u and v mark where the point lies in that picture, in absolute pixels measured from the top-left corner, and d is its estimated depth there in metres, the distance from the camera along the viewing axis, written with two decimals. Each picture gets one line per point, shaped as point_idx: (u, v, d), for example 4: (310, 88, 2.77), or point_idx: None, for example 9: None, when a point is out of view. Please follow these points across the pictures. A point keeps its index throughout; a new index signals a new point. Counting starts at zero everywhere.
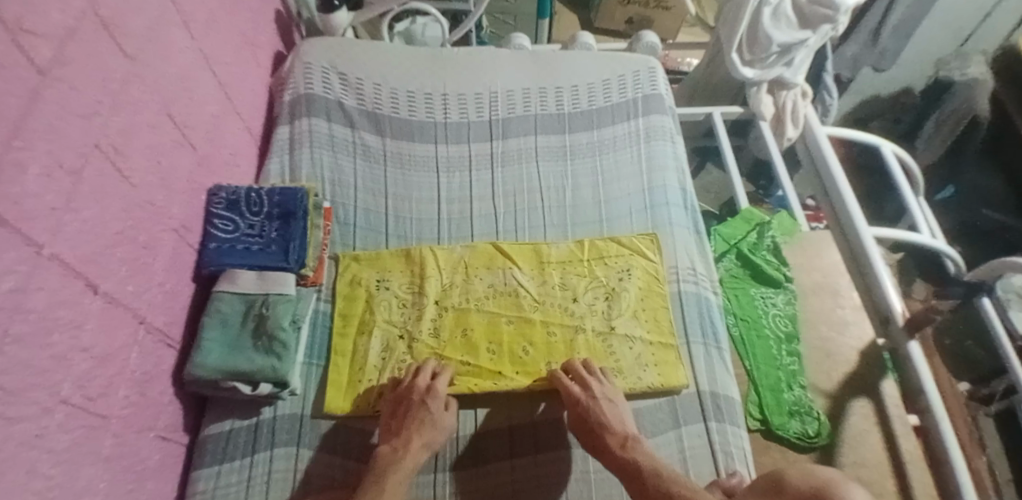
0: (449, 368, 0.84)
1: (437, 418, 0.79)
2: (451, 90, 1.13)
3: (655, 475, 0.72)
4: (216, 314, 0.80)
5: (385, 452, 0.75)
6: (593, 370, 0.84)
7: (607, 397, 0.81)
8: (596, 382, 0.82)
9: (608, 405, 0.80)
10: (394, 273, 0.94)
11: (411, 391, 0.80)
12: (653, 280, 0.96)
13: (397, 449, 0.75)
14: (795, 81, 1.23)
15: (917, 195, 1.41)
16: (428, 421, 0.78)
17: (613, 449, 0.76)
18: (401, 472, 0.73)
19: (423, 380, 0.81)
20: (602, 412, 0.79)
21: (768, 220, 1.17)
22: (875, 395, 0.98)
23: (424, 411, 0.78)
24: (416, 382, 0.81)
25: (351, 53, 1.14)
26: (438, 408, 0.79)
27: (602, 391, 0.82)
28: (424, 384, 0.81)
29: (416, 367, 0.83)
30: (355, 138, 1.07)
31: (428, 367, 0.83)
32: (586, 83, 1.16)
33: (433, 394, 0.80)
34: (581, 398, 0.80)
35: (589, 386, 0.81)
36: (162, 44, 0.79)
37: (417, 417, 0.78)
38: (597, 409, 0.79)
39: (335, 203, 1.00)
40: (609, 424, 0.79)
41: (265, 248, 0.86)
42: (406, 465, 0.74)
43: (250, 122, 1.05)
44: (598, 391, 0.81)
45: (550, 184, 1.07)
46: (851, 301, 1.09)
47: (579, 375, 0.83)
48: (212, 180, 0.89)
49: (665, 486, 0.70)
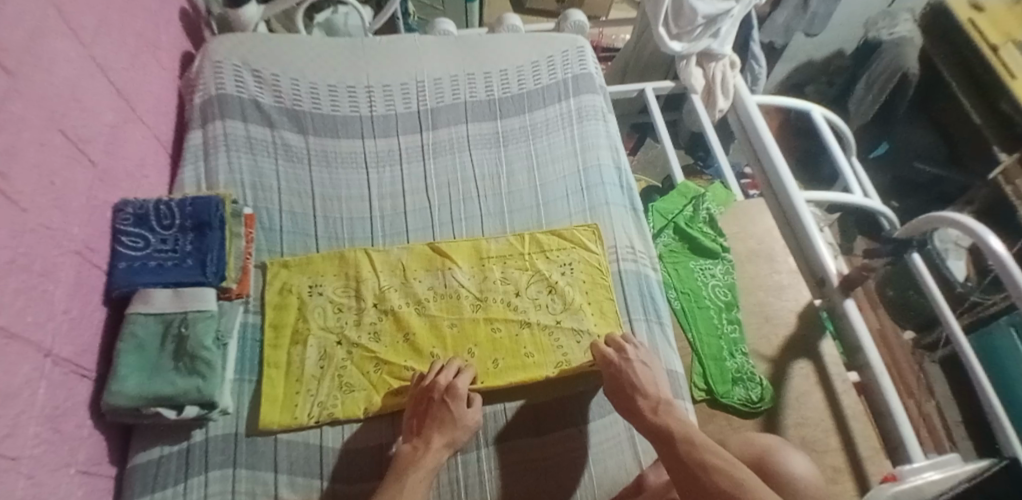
0: (472, 366, 0.83)
1: (460, 416, 0.78)
2: (375, 82, 1.09)
3: (689, 447, 0.70)
4: (131, 337, 0.76)
5: (405, 453, 0.75)
6: (630, 338, 0.85)
7: (643, 363, 0.82)
8: (631, 351, 0.83)
9: (642, 368, 0.82)
10: (327, 278, 0.90)
11: (433, 390, 0.79)
12: (593, 266, 0.95)
13: (418, 449, 0.75)
14: (723, 52, 1.25)
15: (849, 156, 1.44)
16: (449, 420, 0.77)
17: (648, 417, 0.77)
18: (422, 471, 0.73)
19: (445, 378, 0.80)
20: (634, 375, 0.80)
21: (703, 192, 1.17)
22: (815, 355, 1.00)
23: (447, 411, 0.77)
24: (438, 379, 0.80)
25: (264, 49, 1.08)
26: (461, 407, 0.78)
27: (640, 356, 0.83)
28: (446, 382, 0.80)
29: (438, 365, 0.82)
30: (275, 138, 1.02)
31: (451, 366, 0.82)
32: (516, 66, 1.14)
33: (454, 392, 0.78)
34: (615, 360, 0.82)
35: (623, 350, 0.83)
36: (45, 53, 0.73)
37: (438, 415, 0.77)
38: (629, 372, 0.80)
39: (258, 208, 0.96)
40: (646, 388, 0.80)
41: (180, 262, 0.82)
42: (428, 464, 0.73)
43: (159, 130, 0.99)
44: (631, 355, 0.82)
45: (485, 172, 1.04)
46: (786, 266, 1.11)
47: (615, 342, 0.84)
48: (117, 195, 0.84)
49: (695, 453, 0.69)
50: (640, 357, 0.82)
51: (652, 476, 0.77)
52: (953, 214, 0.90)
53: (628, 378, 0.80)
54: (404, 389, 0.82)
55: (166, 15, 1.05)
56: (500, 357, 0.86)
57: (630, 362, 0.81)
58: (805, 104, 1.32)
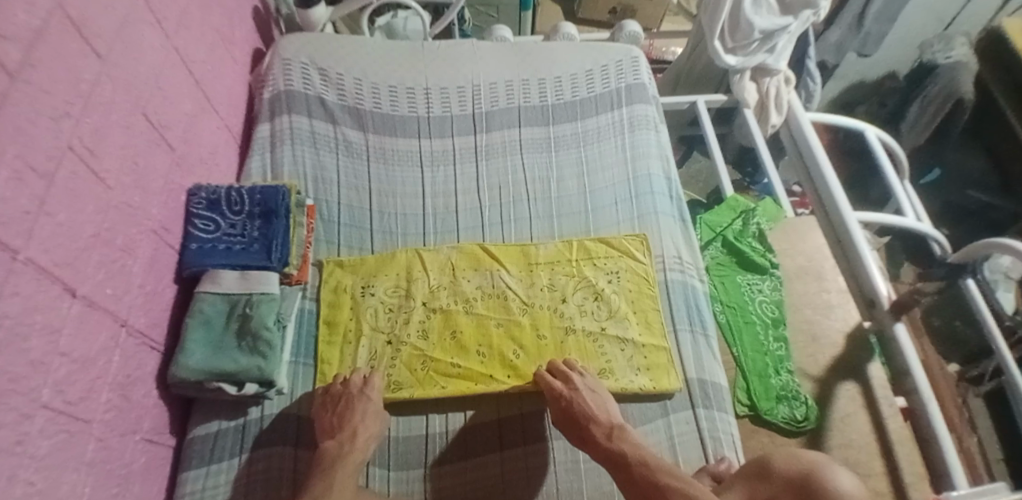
0: (378, 371, 0.84)
1: (376, 411, 0.79)
2: (434, 84, 1.12)
3: (644, 465, 0.70)
4: (199, 314, 0.80)
5: (330, 449, 0.74)
6: (573, 365, 0.84)
7: (592, 393, 0.81)
8: (579, 379, 0.81)
9: (590, 395, 0.80)
10: (380, 278, 0.92)
11: (348, 387, 0.80)
12: (640, 278, 0.96)
13: (343, 444, 0.74)
14: (779, 67, 1.23)
15: (901, 179, 1.41)
16: (368, 412, 0.78)
17: (602, 442, 0.75)
18: (350, 465, 0.73)
19: (358, 376, 0.82)
20: (585, 405, 0.78)
21: (753, 207, 1.17)
22: (862, 378, 0.99)
23: (365, 401, 0.79)
24: (351, 379, 0.81)
25: (331, 49, 1.12)
26: (374, 401, 0.79)
27: (587, 385, 0.81)
28: (361, 379, 0.81)
29: (343, 375, 0.83)
30: (337, 134, 1.06)
31: (360, 369, 0.83)
32: (570, 74, 1.16)
33: (367, 389, 0.80)
34: (563, 393, 0.80)
35: (570, 380, 0.81)
36: (135, 42, 0.78)
37: (358, 408, 0.77)
38: (579, 401, 0.79)
39: (318, 201, 0.99)
40: (587, 415, 0.78)
41: (247, 247, 0.85)
42: (356, 458, 0.73)
43: (230, 121, 1.04)
44: (580, 385, 0.80)
45: (535, 176, 1.06)
46: (836, 286, 1.09)
47: (561, 371, 0.83)
48: (191, 180, 0.89)
49: (651, 475, 0.69)
50: (588, 386, 0.81)
51: None
52: (1005, 241, 0.88)
53: (580, 408, 0.78)
54: (448, 386, 0.84)
55: (241, 12, 1.11)
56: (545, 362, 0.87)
57: (569, 395, 0.79)
58: (859, 124, 1.31)
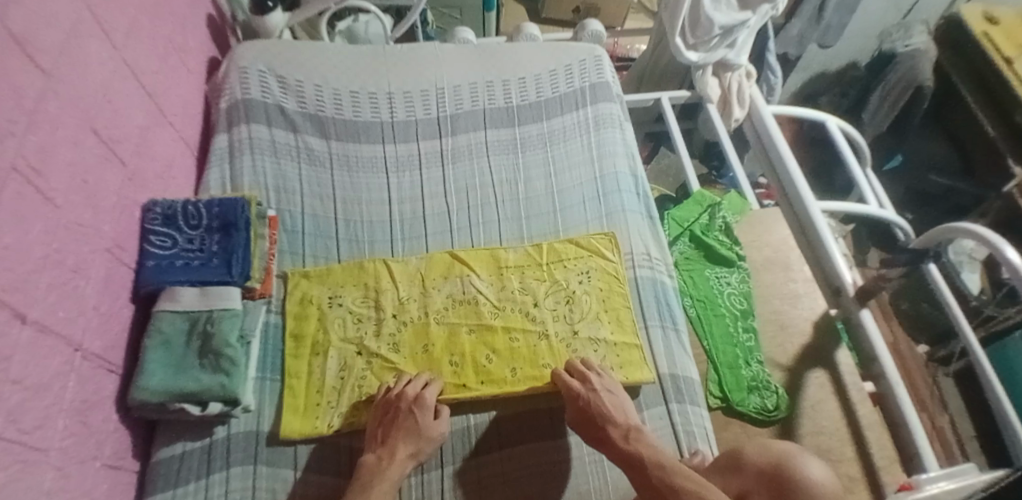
0: (439, 378, 0.83)
1: (425, 426, 0.78)
2: (397, 89, 1.11)
3: (659, 471, 0.70)
4: (158, 334, 0.77)
5: (369, 462, 0.75)
6: (591, 365, 0.84)
7: (611, 395, 0.81)
8: (595, 380, 0.81)
9: (608, 396, 0.80)
10: (347, 289, 0.90)
11: (400, 399, 0.78)
12: (612, 279, 0.95)
13: (382, 459, 0.75)
14: (739, 62, 1.26)
15: (865, 167, 1.44)
16: (415, 430, 0.77)
17: (617, 443, 0.76)
18: (386, 482, 0.73)
19: (412, 388, 0.80)
20: (603, 406, 0.78)
21: (720, 200, 1.18)
22: (830, 364, 1.01)
23: (413, 420, 0.77)
24: (405, 390, 0.79)
25: (288, 55, 1.10)
26: (426, 418, 0.78)
27: (605, 386, 0.81)
28: (412, 393, 0.79)
29: (405, 378, 0.82)
30: (298, 142, 1.04)
31: (418, 379, 0.82)
32: (534, 75, 1.15)
33: (421, 403, 0.79)
34: (582, 393, 0.79)
35: (587, 380, 0.81)
36: (81, 56, 0.75)
37: (404, 425, 0.76)
38: (596, 402, 0.79)
39: (281, 211, 0.97)
40: (604, 417, 0.78)
41: (206, 262, 0.83)
42: (392, 476, 0.73)
43: (186, 133, 1.01)
44: (597, 385, 0.80)
45: (503, 178, 1.06)
46: (802, 275, 1.11)
47: (578, 370, 0.83)
48: (146, 195, 0.86)
49: (670, 479, 0.69)
50: (602, 386, 0.81)
51: None
52: (970, 225, 0.89)
53: (601, 410, 0.78)
54: None
55: (194, 21, 1.08)
56: (518, 366, 0.86)
57: (577, 395, 0.79)
58: (821, 115, 1.33)
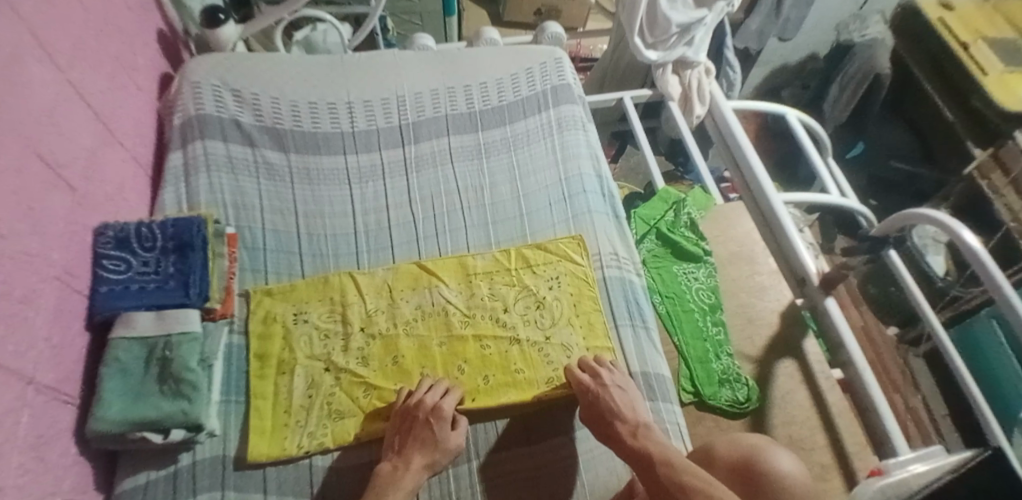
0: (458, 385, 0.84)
1: (443, 437, 0.77)
2: (356, 98, 1.10)
3: (664, 463, 0.70)
4: (114, 362, 0.74)
5: (384, 471, 0.74)
6: (602, 362, 0.85)
7: (622, 392, 0.82)
8: (604, 375, 0.83)
9: (618, 392, 0.81)
10: (312, 304, 0.89)
11: (417, 409, 0.78)
12: (581, 282, 0.96)
13: (397, 469, 0.75)
14: (698, 59, 1.27)
15: (825, 157, 1.47)
16: (431, 441, 0.77)
17: (625, 438, 0.77)
18: (400, 492, 0.72)
19: (430, 398, 0.79)
20: (612, 402, 0.80)
21: (684, 197, 1.19)
22: (799, 354, 1.02)
23: (430, 430, 0.77)
24: (424, 399, 0.79)
25: (242, 69, 1.08)
26: (444, 429, 0.78)
27: (616, 383, 0.83)
28: (431, 402, 0.79)
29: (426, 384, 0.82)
30: (256, 157, 1.02)
31: (438, 386, 0.82)
32: (495, 79, 1.15)
33: (439, 413, 0.78)
34: (590, 387, 0.81)
35: (598, 376, 0.83)
36: (23, 79, 0.72)
37: (421, 436, 0.76)
38: (606, 397, 0.80)
39: (241, 228, 0.95)
40: (614, 413, 0.79)
41: (163, 285, 0.81)
42: (408, 485, 0.73)
43: (138, 152, 0.98)
44: (607, 380, 0.82)
45: (468, 184, 1.05)
46: (767, 268, 1.12)
47: (589, 366, 0.84)
48: (97, 220, 0.83)
49: (677, 478, 0.68)
50: (612, 383, 0.82)
51: None
52: (928, 210, 0.90)
53: (610, 405, 0.80)
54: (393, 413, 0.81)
55: (144, 36, 1.05)
56: (490, 375, 0.86)
57: (592, 393, 0.81)
58: (780, 108, 1.36)
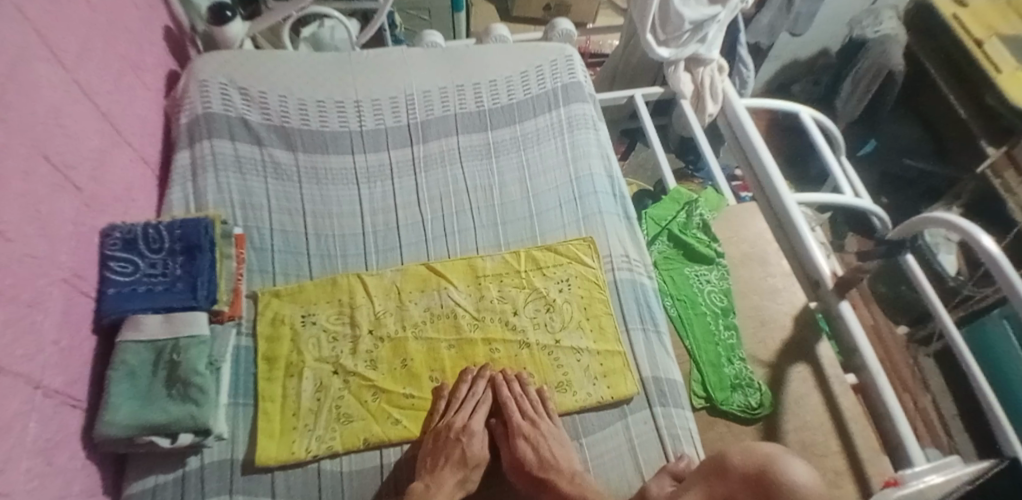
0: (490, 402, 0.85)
1: (472, 455, 0.79)
2: (364, 96, 1.08)
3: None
4: (122, 365, 0.74)
5: (417, 490, 0.74)
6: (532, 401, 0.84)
7: (555, 439, 0.82)
8: (542, 423, 0.82)
9: (555, 442, 0.81)
10: (320, 306, 0.88)
11: (448, 429, 0.79)
12: (592, 285, 0.95)
13: (430, 487, 0.74)
14: (710, 57, 1.25)
15: (838, 155, 1.45)
16: (462, 459, 0.78)
17: (562, 488, 0.77)
18: None
19: (461, 418, 0.81)
20: (549, 454, 0.79)
21: (696, 197, 1.17)
22: (812, 358, 1.00)
23: (461, 449, 0.78)
24: (455, 420, 0.80)
25: (250, 66, 1.07)
26: (472, 447, 0.80)
27: (552, 431, 0.82)
28: (462, 423, 0.80)
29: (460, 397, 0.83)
30: (264, 156, 1.01)
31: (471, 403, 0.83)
32: (504, 77, 1.13)
33: (469, 432, 0.80)
34: (529, 438, 0.81)
35: (534, 425, 0.82)
36: (28, 78, 0.71)
37: (453, 455, 0.77)
38: (544, 447, 0.80)
39: (248, 228, 0.94)
40: (552, 464, 0.79)
41: (170, 287, 0.80)
42: None
43: (145, 152, 0.97)
44: (545, 430, 0.81)
45: (477, 184, 1.04)
46: (780, 269, 1.11)
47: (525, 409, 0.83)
48: (104, 221, 0.82)
49: None
50: (546, 434, 0.81)
51: (654, 488, 0.77)
52: (943, 214, 0.89)
53: (546, 453, 0.80)
54: (403, 419, 0.81)
55: (150, 34, 1.04)
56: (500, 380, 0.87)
57: (530, 442, 0.81)
58: (793, 106, 1.33)
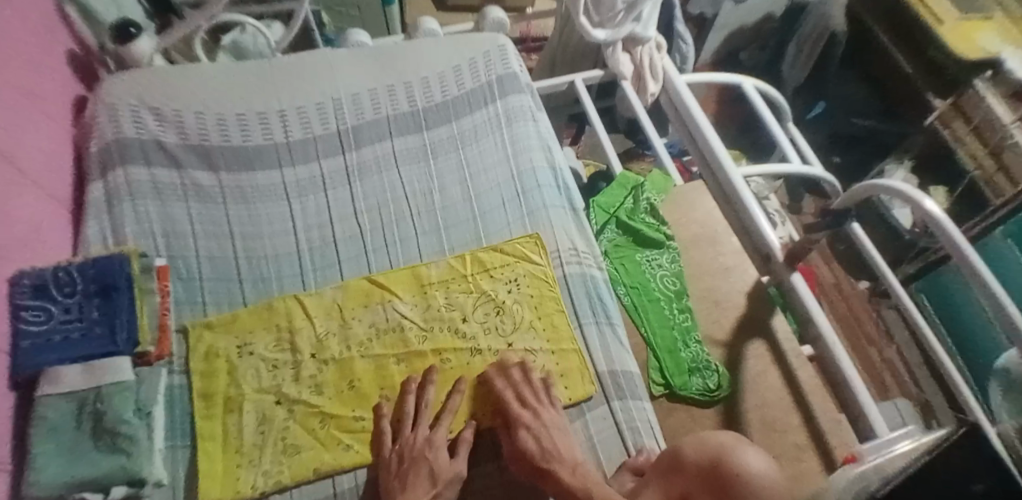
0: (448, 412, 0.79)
1: (441, 469, 0.73)
2: (289, 105, 1.03)
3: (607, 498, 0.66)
4: (43, 421, 0.70)
5: None
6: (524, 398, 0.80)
7: (557, 428, 0.77)
8: (546, 416, 0.78)
9: (559, 433, 0.77)
10: (257, 334, 0.85)
11: (411, 448, 0.75)
12: (541, 283, 0.93)
13: None
14: (648, 35, 1.22)
15: (785, 122, 1.45)
16: (427, 474, 0.72)
17: (563, 477, 0.71)
18: None
19: (421, 432, 0.77)
20: (549, 440, 0.75)
21: (642, 181, 1.16)
22: (768, 334, 1.00)
23: (427, 463, 0.73)
24: (415, 436, 0.76)
25: (162, 85, 1.01)
26: (440, 458, 0.74)
27: (555, 421, 0.78)
28: (424, 437, 0.76)
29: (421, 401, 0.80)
30: (184, 179, 0.96)
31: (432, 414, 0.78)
32: (437, 73, 1.09)
33: (434, 443, 0.75)
34: (529, 429, 0.76)
35: (529, 421, 0.77)
36: None
37: (421, 472, 0.72)
38: (547, 438, 0.75)
39: (173, 257, 0.90)
40: (552, 455, 0.74)
41: (88, 333, 0.75)
42: None
43: (53, 188, 0.91)
44: (547, 420, 0.77)
45: (416, 188, 1.00)
46: (731, 247, 1.10)
47: (520, 400, 0.80)
48: (13, 268, 0.77)
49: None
50: (549, 427, 0.77)
51: (615, 486, 0.76)
52: (890, 181, 0.85)
53: (547, 443, 0.75)
54: (355, 444, 0.77)
55: (52, 60, 0.97)
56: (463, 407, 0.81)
57: (532, 432, 0.76)
58: (736, 78, 1.32)
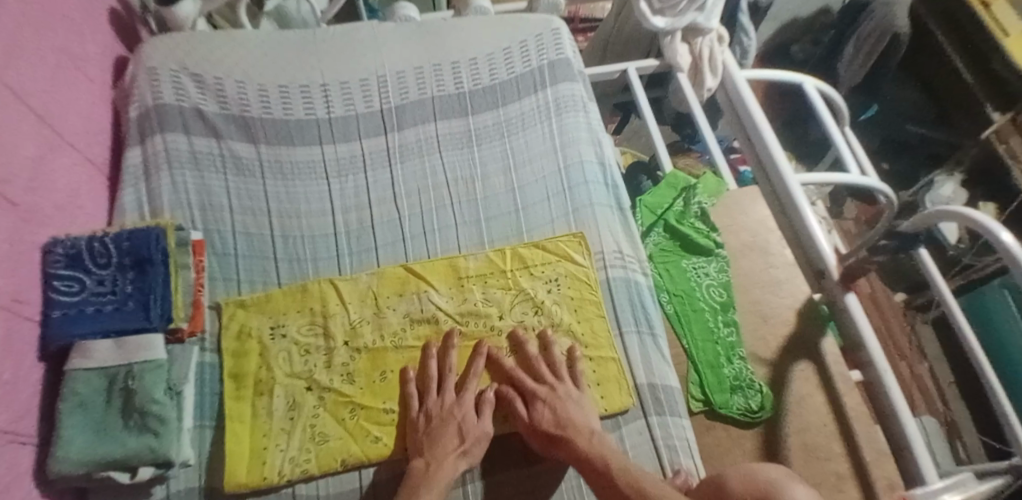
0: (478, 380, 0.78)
1: (471, 427, 0.73)
2: (331, 79, 0.99)
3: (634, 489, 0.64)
4: (73, 396, 0.69)
5: (418, 469, 0.70)
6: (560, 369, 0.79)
7: (576, 403, 0.76)
8: (562, 386, 0.77)
9: (574, 405, 0.76)
10: (290, 316, 0.82)
11: (446, 410, 0.75)
12: (583, 286, 0.88)
13: (430, 465, 0.70)
14: (710, 26, 1.16)
15: (840, 124, 1.37)
16: (452, 432, 0.73)
17: (579, 444, 0.71)
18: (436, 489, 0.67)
19: (449, 395, 0.76)
20: (568, 409, 0.75)
21: (694, 182, 1.10)
22: (816, 356, 0.95)
23: (455, 421, 0.73)
24: (442, 400, 0.76)
25: (204, 51, 0.98)
26: (469, 417, 0.74)
27: (571, 394, 0.77)
28: (451, 400, 0.76)
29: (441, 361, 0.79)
30: (222, 149, 0.93)
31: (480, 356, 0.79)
32: (485, 54, 1.04)
33: (461, 402, 0.75)
34: (549, 397, 0.76)
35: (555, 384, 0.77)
36: None
37: (450, 435, 0.72)
38: (563, 409, 0.75)
39: (209, 231, 0.88)
40: (569, 422, 0.73)
41: (121, 306, 0.73)
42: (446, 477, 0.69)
43: (90, 151, 0.89)
44: (562, 393, 0.76)
45: (458, 175, 0.96)
46: (782, 259, 1.04)
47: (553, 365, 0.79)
48: (47, 234, 0.75)
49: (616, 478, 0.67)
50: (563, 396, 0.76)
51: None
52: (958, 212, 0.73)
53: (563, 414, 0.74)
54: (383, 436, 0.75)
55: (92, 17, 0.93)
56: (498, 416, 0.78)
57: (549, 405, 0.75)
58: (797, 77, 1.24)
